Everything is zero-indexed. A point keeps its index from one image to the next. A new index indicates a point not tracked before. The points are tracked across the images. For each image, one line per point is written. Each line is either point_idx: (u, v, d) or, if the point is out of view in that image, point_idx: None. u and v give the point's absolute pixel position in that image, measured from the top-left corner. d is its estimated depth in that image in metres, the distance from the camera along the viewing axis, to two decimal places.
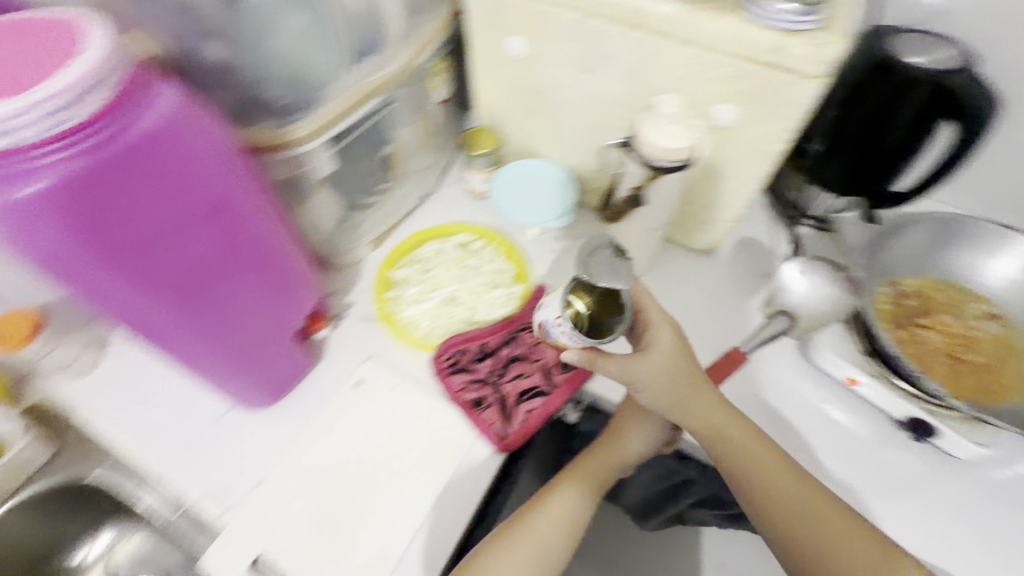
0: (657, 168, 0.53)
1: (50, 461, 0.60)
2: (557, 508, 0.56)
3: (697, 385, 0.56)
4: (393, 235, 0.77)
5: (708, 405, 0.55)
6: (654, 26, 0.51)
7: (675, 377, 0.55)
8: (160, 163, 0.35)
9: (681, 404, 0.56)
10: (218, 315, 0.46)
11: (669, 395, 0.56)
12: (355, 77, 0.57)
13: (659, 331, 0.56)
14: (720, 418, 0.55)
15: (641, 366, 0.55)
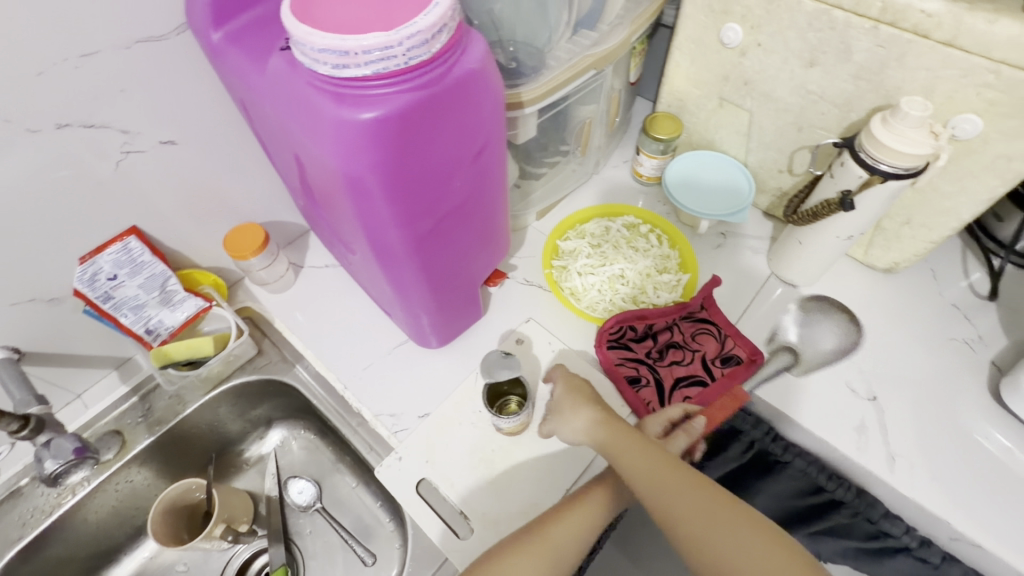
0: (878, 172, 0.51)
1: (249, 359, 0.69)
2: (560, 538, 0.49)
3: (595, 424, 0.54)
4: (557, 208, 0.79)
5: (639, 450, 0.51)
6: (912, 24, 0.49)
7: (585, 430, 0.55)
8: (461, 106, 0.38)
9: (609, 453, 0.52)
10: (441, 255, 0.51)
11: (604, 439, 0.53)
12: (576, 50, 0.60)
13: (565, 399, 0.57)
14: (652, 465, 0.49)
15: (567, 420, 0.56)
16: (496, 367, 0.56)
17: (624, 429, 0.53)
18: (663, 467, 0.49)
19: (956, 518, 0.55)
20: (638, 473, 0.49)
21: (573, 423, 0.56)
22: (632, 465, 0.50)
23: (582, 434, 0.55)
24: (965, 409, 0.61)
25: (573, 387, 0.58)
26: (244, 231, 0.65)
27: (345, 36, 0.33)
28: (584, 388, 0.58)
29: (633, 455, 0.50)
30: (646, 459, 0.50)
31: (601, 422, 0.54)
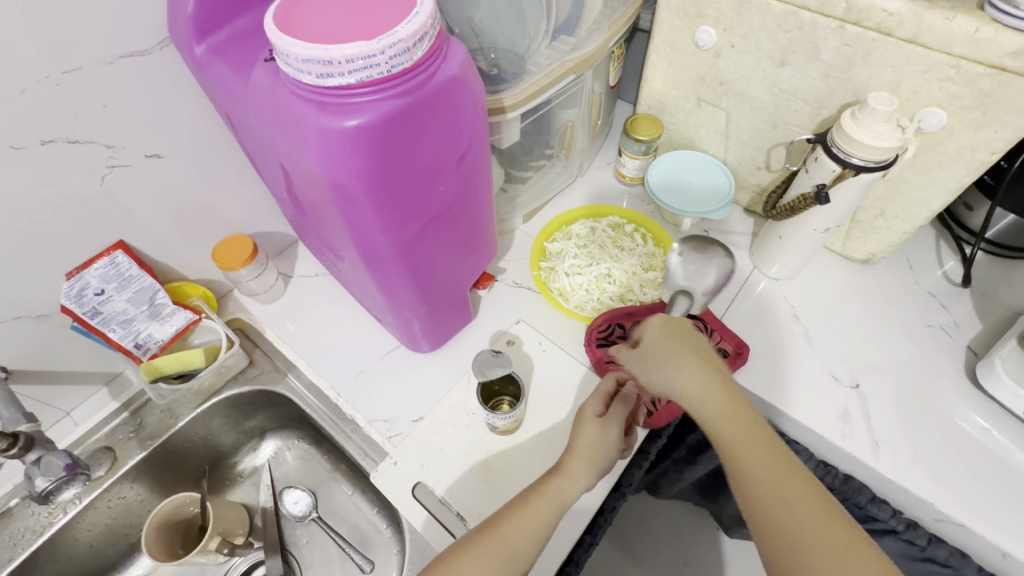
0: (850, 165, 0.53)
1: (240, 370, 0.69)
2: (513, 537, 0.48)
3: (682, 371, 0.51)
4: (543, 211, 0.81)
5: (728, 404, 0.49)
6: (875, 23, 0.51)
7: (672, 381, 0.51)
8: (444, 110, 0.39)
9: (690, 399, 0.50)
10: (428, 258, 0.51)
11: (687, 389, 0.50)
12: (556, 55, 0.61)
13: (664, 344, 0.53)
14: (738, 423, 0.48)
15: (654, 368, 0.52)
16: (488, 366, 0.56)
17: (713, 379, 0.50)
18: (746, 428, 0.48)
19: (940, 500, 0.57)
20: (722, 427, 0.48)
21: (659, 370, 0.52)
22: (716, 418, 0.49)
23: (665, 380, 0.51)
24: (945, 393, 0.63)
25: (664, 331, 0.53)
26: (232, 243, 0.65)
27: (328, 46, 0.34)
28: (677, 334, 0.53)
29: (717, 408, 0.49)
30: (733, 415, 0.48)
31: (688, 368, 0.51)
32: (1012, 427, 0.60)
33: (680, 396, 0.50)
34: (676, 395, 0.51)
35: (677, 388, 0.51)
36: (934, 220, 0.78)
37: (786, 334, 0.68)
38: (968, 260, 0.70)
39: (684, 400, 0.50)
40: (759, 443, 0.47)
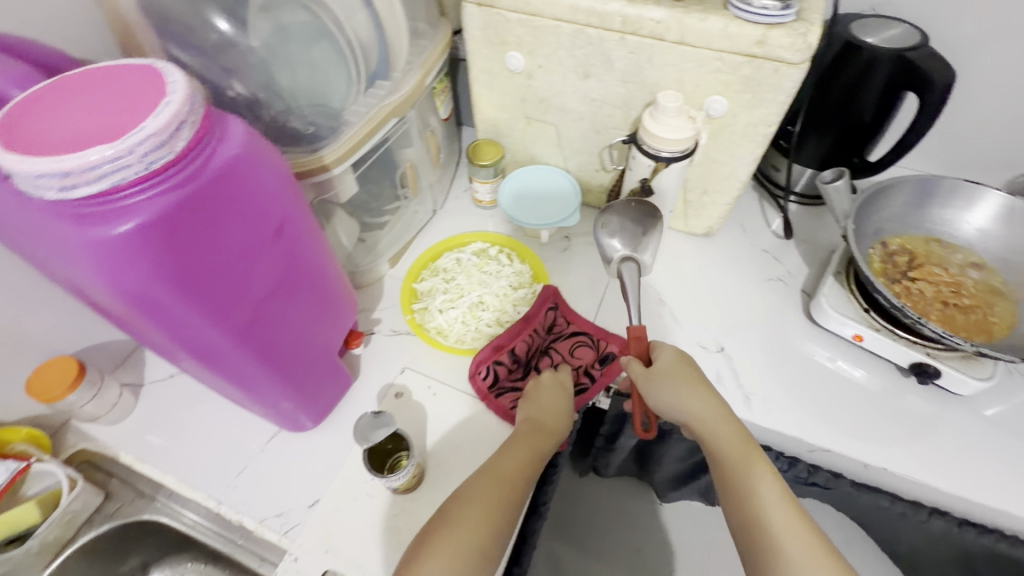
0: (660, 158, 0.58)
1: (97, 508, 0.60)
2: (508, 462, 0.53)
3: (694, 396, 0.55)
4: (409, 251, 0.80)
5: (732, 430, 0.54)
6: (649, 31, 0.57)
7: (682, 403, 0.55)
8: (238, 190, 0.37)
9: (697, 421, 0.54)
10: (276, 336, 0.48)
11: (695, 412, 0.54)
12: (373, 101, 0.61)
13: (682, 367, 0.57)
14: (742, 447, 0.53)
15: (669, 390, 0.55)
16: (370, 430, 0.53)
17: (717, 406, 0.55)
18: (752, 460, 0.52)
19: (807, 434, 0.63)
20: (723, 449, 0.53)
21: (671, 388, 0.56)
22: (721, 441, 0.53)
23: (675, 399, 0.55)
24: (793, 336, 0.70)
25: (680, 359, 0.58)
26: (50, 368, 0.57)
27: (66, 155, 0.30)
28: (688, 363, 0.58)
29: (719, 429, 0.54)
30: (736, 439, 0.53)
31: (696, 393, 0.55)
32: (848, 352, 0.69)
33: (687, 418, 0.55)
34: (684, 415, 0.55)
35: (685, 409, 0.55)
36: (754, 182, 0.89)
37: (654, 318, 0.72)
38: (785, 216, 0.80)
39: (692, 422, 0.54)
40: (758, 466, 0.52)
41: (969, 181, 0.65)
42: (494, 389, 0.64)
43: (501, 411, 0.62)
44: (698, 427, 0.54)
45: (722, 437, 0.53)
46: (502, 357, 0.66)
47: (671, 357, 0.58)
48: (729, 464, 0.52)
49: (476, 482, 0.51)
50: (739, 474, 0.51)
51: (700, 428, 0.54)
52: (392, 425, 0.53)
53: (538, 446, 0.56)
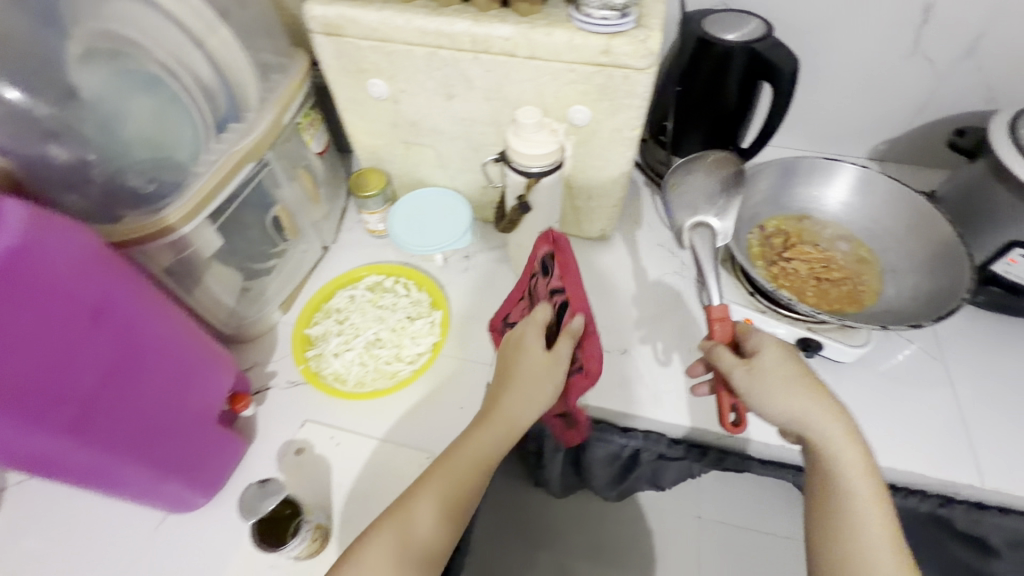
0: (532, 174, 0.58)
1: None
2: (460, 462, 0.50)
3: (816, 398, 0.49)
4: (303, 293, 0.76)
5: (845, 435, 0.48)
6: (499, 49, 0.56)
7: (792, 405, 0.48)
8: (16, 273, 0.35)
9: (811, 426, 0.49)
10: (127, 422, 0.44)
11: (807, 418, 0.48)
12: (224, 148, 0.57)
13: (786, 362, 0.49)
14: (854, 457, 0.48)
15: (774, 392, 0.48)
16: (257, 502, 0.50)
17: (831, 409, 0.49)
18: (866, 479, 0.48)
19: (710, 423, 0.63)
20: (842, 458, 0.48)
21: (776, 392, 0.48)
22: (843, 448, 0.48)
23: (771, 403, 0.48)
24: (692, 327, 0.72)
25: (791, 356, 0.50)
26: None
27: None
28: (789, 357, 0.50)
29: (835, 438, 0.48)
30: (853, 451, 0.48)
31: (810, 394, 0.49)
32: None
33: (814, 420, 0.48)
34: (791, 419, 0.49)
35: (826, 410, 0.49)
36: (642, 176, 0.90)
37: None
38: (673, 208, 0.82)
39: (794, 425, 0.49)
40: (865, 479, 0.48)
41: (828, 158, 0.69)
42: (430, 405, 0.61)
43: None
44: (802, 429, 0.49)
45: (842, 447, 0.48)
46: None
47: (776, 353, 0.50)
48: (833, 474, 0.48)
49: (426, 480, 0.50)
50: (855, 487, 0.48)
51: (806, 429, 0.49)
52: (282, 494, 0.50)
53: (498, 434, 0.52)
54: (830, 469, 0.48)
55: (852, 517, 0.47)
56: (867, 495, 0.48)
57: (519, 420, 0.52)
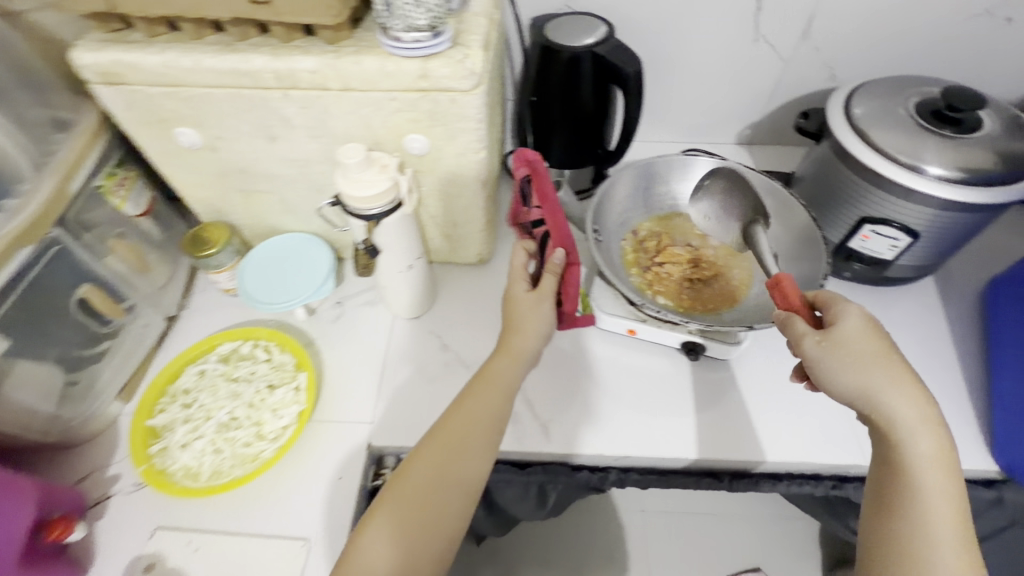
0: None
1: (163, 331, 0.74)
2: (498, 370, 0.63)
3: (928, 426, 0.47)
4: None
5: (935, 471, 0.46)
6: None
7: (856, 375, 0.48)
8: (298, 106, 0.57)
9: (904, 448, 0.47)
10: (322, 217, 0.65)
11: (904, 435, 0.47)
12: None
13: (906, 368, 0.48)
14: (936, 491, 0.46)
15: (857, 359, 0.48)
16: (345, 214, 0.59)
17: (932, 441, 0.47)
18: (948, 515, 0.45)
19: None
20: (925, 488, 0.46)
21: (878, 395, 0.48)
22: (932, 480, 0.46)
23: (870, 405, 0.48)
24: None
25: (901, 370, 0.48)
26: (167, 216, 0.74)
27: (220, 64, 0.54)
28: (888, 366, 0.48)
29: (920, 467, 0.46)
30: (941, 487, 0.46)
31: (920, 416, 0.47)
32: None
33: (906, 439, 0.47)
34: (891, 433, 0.48)
35: (924, 437, 0.47)
36: (801, 181, 0.80)
37: None
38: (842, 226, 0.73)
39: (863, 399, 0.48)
40: (945, 522, 0.45)
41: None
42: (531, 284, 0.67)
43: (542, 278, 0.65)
44: (891, 442, 0.48)
45: (932, 481, 0.46)
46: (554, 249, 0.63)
47: (857, 325, 0.49)
48: (908, 484, 0.47)
49: (497, 365, 0.64)
50: (933, 526, 0.45)
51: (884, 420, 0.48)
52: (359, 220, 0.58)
53: (900, 366, 0.48)
54: (901, 492, 0.47)
55: (923, 555, 0.44)
56: (946, 541, 0.45)
57: (881, 337, 0.49)
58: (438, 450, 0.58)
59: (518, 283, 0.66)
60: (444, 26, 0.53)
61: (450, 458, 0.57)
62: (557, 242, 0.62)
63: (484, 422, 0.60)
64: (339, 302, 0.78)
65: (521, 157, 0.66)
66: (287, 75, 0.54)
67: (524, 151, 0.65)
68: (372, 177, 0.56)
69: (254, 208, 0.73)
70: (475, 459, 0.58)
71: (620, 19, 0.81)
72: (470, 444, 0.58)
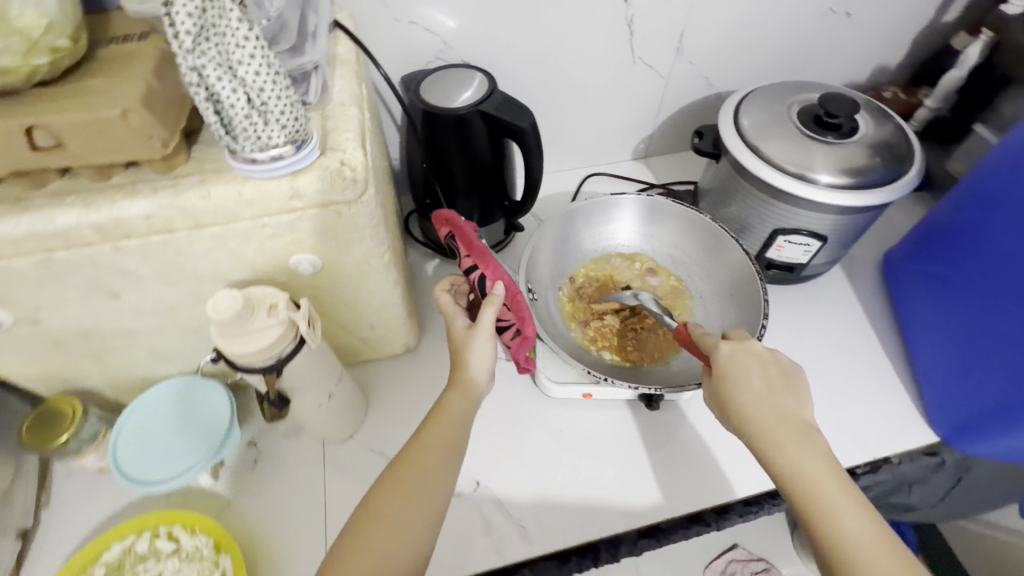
0: None
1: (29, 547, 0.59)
2: (455, 405, 0.55)
3: (794, 408, 0.49)
4: None
5: (810, 453, 0.47)
6: None
7: (740, 387, 0.50)
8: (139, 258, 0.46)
9: (776, 444, 0.48)
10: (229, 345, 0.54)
11: (776, 432, 0.48)
12: None
13: (785, 374, 0.51)
14: (817, 467, 0.46)
15: (736, 374, 0.50)
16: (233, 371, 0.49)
17: (797, 424, 0.48)
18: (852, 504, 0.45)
19: None
20: (811, 473, 0.46)
21: (742, 397, 0.49)
22: (806, 463, 0.46)
23: (741, 409, 0.49)
24: None
25: (758, 363, 0.51)
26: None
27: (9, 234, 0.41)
28: (748, 360, 0.51)
29: (800, 457, 0.47)
30: (824, 465, 0.46)
31: (778, 406, 0.49)
32: None
33: (777, 433, 0.48)
34: (760, 435, 0.48)
35: (791, 424, 0.48)
36: (708, 199, 0.81)
37: None
38: (758, 241, 0.74)
39: (753, 413, 0.49)
40: (845, 496, 0.45)
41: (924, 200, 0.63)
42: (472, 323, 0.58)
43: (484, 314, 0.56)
44: (761, 445, 0.48)
45: (810, 465, 0.46)
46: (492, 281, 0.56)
47: (729, 348, 0.52)
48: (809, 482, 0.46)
49: (448, 396, 0.56)
50: (831, 506, 0.44)
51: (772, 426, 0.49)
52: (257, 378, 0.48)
53: (764, 372, 0.51)
54: (798, 486, 0.46)
55: (843, 538, 0.43)
56: (854, 515, 0.44)
57: (751, 351, 0.52)
58: (391, 500, 0.50)
59: (458, 323, 0.57)
60: (307, 134, 0.43)
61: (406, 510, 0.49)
62: (496, 272, 0.56)
63: (441, 448, 0.53)
64: (253, 442, 0.67)
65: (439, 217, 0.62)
66: (115, 227, 0.42)
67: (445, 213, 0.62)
68: (259, 324, 0.46)
69: (113, 367, 0.59)
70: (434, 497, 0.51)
71: (496, 61, 0.76)
72: (427, 486, 0.51)
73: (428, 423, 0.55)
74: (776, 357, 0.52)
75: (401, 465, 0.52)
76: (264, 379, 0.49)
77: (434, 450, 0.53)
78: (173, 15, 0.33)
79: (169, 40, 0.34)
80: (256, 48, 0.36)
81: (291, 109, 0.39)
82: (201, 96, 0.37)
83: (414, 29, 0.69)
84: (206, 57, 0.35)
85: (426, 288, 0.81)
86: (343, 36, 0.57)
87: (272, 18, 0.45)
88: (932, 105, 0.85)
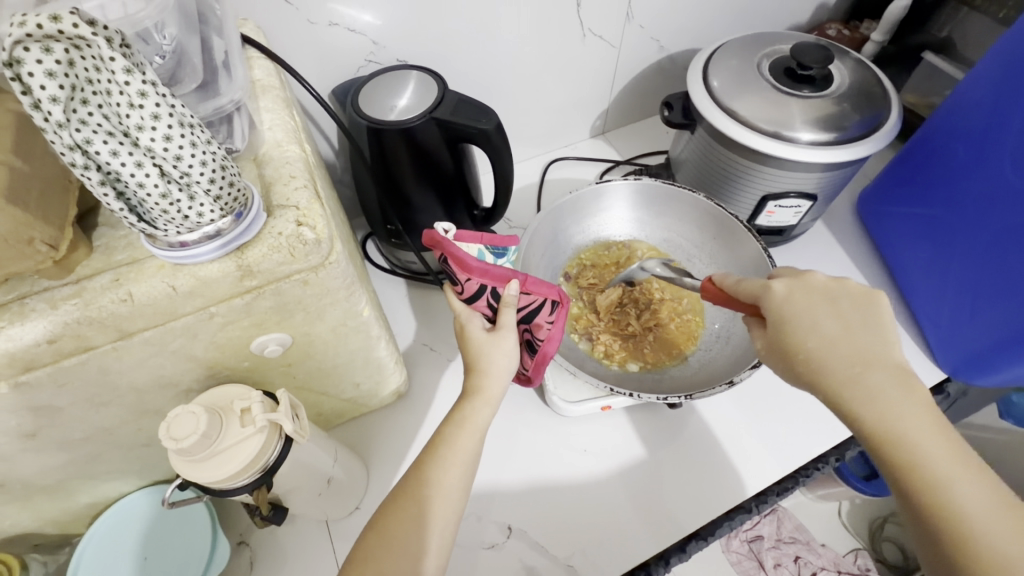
0: None
1: None
2: (480, 417, 0.47)
3: (881, 347, 0.40)
4: None
5: (905, 401, 0.38)
6: None
7: (812, 326, 0.42)
8: (54, 390, 0.35)
9: (863, 389, 0.39)
10: None
11: (860, 379, 0.39)
12: None
13: (859, 309, 0.42)
14: (908, 409, 0.38)
15: (805, 310, 0.42)
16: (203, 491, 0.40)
17: (885, 369, 0.40)
18: (952, 450, 0.37)
19: None
20: (903, 427, 0.37)
21: (815, 344, 0.41)
22: (897, 414, 0.38)
23: (814, 358, 0.41)
24: None
25: (824, 298, 0.43)
26: None
27: None
28: (815, 301, 0.43)
29: (891, 407, 0.38)
30: (922, 417, 0.38)
31: (857, 348, 0.41)
32: None
33: (864, 382, 0.39)
34: (841, 387, 0.40)
35: (878, 370, 0.39)
36: (684, 170, 0.76)
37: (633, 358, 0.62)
38: (745, 208, 0.71)
39: (825, 353, 0.41)
40: (949, 448, 0.37)
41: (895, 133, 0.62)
42: (491, 326, 0.50)
43: (511, 325, 0.49)
44: (839, 395, 0.40)
45: (905, 418, 0.37)
46: (503, 283, 0.47)
47: (784, 287, 0.44)
48: (896, 437, 0.37)
49: (462, 405, 0.48)
50: (931, 460, 0.36)
51: (847, 366, 0.40)
52: (243, 495, 0.39)
53: (828, 305, 0.42)
54: (890, 438, 0.37)
55: (950, 499, 0.35)
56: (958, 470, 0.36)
57: (814, 282, 0.44)
58: (395, 544, 0.42)
59: (475, 325, 0.49)
60: (247, 197, 0.34)
61: (430, 557, 0.42)
62: (504, 273, 0.47)
63: (463, 464, 0.46)
64: (244, 540, 0.58)
65: (424, 241, 0.48)
66: (8, 363, 0.32)
67: (430, 230, 0.48)
68: (234, 438, 0.37)
69: (48, 504, 0.47)
70: (446, 525, 0.44)
71: (435, 54, 0.66)
72: (449, 523, 0.44)
73: (442, 434, 0.47)
74: (845, 287, 0.43)
75: (407, 490, 0.44)
76: (252, 493, 0.40)
77: (449, 468, 0.45)
78: (26, 80, 0.23)
79: (29, 113, 0.24)
80: (159, 105, 0.27)
81: (222, 172, 0.30)
82: (94, 180, 0.27)
83: (335, 31, 0.59)
84: (92, 127, 0.25)
85: (403, 318, 0.72)
86: (257, 54, 0.46)
87: (166, 53, 0.34)
88: (877, 39, 0.81)
